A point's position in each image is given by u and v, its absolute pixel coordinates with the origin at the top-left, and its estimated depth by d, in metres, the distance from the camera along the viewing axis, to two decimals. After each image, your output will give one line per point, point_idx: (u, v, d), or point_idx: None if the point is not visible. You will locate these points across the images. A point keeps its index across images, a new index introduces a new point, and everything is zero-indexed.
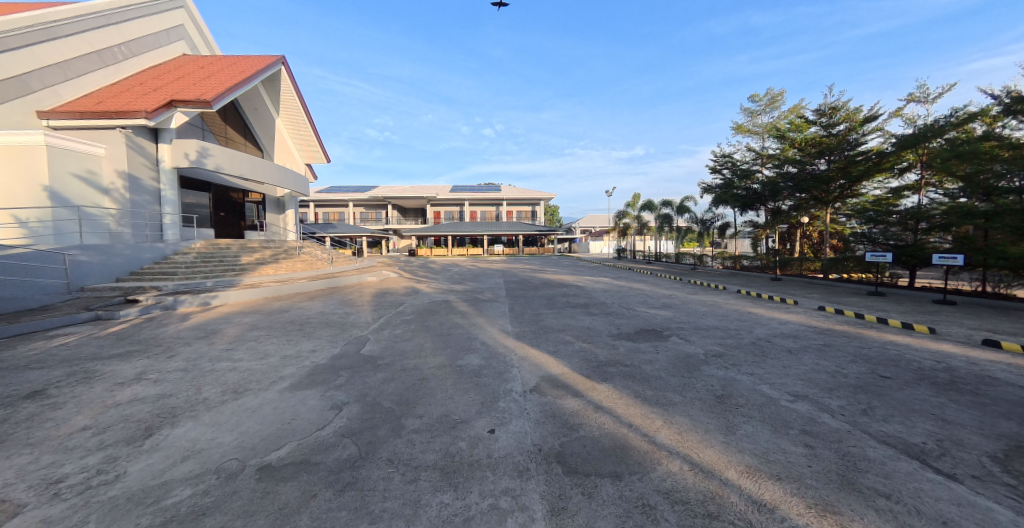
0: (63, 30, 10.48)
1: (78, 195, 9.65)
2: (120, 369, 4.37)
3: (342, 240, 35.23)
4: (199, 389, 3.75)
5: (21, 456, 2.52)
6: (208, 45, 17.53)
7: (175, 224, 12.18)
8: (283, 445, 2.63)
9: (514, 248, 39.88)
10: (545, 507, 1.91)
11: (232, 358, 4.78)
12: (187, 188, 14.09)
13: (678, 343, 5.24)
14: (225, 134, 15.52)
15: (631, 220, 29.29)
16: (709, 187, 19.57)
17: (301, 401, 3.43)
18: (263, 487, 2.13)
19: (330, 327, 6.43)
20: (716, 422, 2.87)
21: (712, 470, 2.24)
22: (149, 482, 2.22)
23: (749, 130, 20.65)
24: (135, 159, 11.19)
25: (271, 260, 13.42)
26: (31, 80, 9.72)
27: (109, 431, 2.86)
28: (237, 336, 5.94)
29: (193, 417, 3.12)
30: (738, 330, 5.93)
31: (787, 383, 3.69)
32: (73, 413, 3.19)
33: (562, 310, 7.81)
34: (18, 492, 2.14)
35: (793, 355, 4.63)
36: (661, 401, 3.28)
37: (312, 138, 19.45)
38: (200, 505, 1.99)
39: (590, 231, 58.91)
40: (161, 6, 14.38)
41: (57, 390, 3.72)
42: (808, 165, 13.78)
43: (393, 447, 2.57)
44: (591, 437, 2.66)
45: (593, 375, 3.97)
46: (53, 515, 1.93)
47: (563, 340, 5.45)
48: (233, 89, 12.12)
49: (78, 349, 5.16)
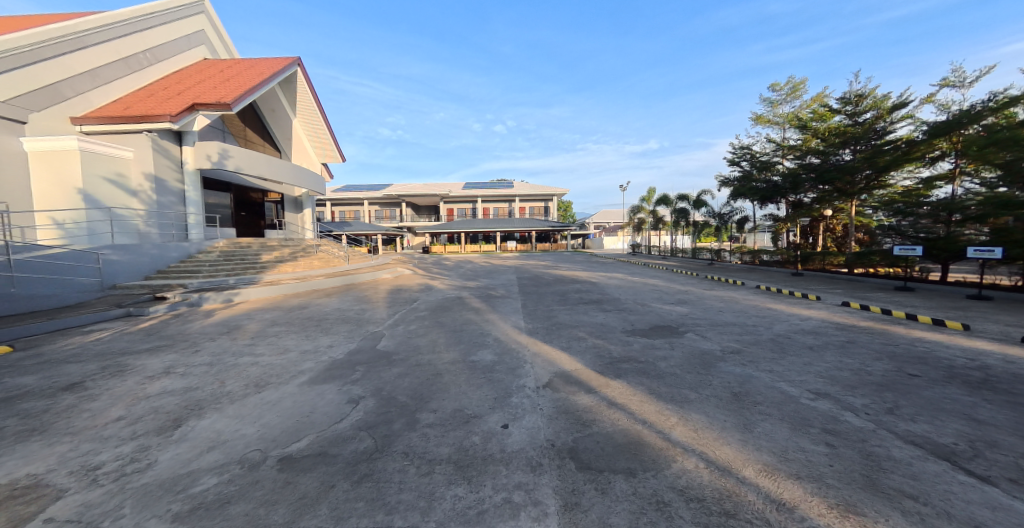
0: (91, 40, 10.99)
1: (108, 197, 10.13)
2: (149, 363, 4.59)
3: (359, 239, 35.99)
4: (223, 382, 3.91)
5: (61, 444, 2.68)
6: (229, 50, 18.05)
7: (198, 224, 12.63)
8: (303, 437, 2.71)
9: (528, 245, 39.93)
10: (558, 503, 1.91)
11: (254, 353, 4.96)
12: (210, 189, 14.62)
13: (693, 340, 5.15)
14: (244, 135, 16.03)
15: (647, 216, 28.93)
16: (727, 180, 19.06)
17: (320, 395, 3.53)
18: (284, 478, 2.20)
19: (347, 324, 6.58)
20: (733, 420, 2.82)
21: (729, 468, 2.20)
22: (179, 470, 2.33)
23: (768, 121, 19.91)
24: (160, 161, 11.55)
25: (290, 258, 13.79)
26: (65, 88, 10.26)
27: (141, 422, 3.02)
28: (257, 332, 6.14)
29: (218, 409, 3.25)
30: (756, 327, 5.78)
31: (807, 380, 3.59)
32: (108, 404, 3.37)
33: (575, 306, 7.74)
34: (61, 477, 2.28)
35: (814, 352, 4.48)
36: (676, 398, 3.24)
37: (326, 137, 19.88)
38: (226, 493, 2.08)
39: (604, 227, 58.11)
40: (182, 12, 14.79)
41: (92, 383, 3.94)
42: (833, 156, 13.37)
43: (407, 440, 2.61)
44: (604, 434, 2.65)
45: (606, 371, 3.96)
46: (92, 500, 2.05)
47: (575, 336, 5.42)
48: (251, 91, 12.45)
49: (111, 344, 5.44)
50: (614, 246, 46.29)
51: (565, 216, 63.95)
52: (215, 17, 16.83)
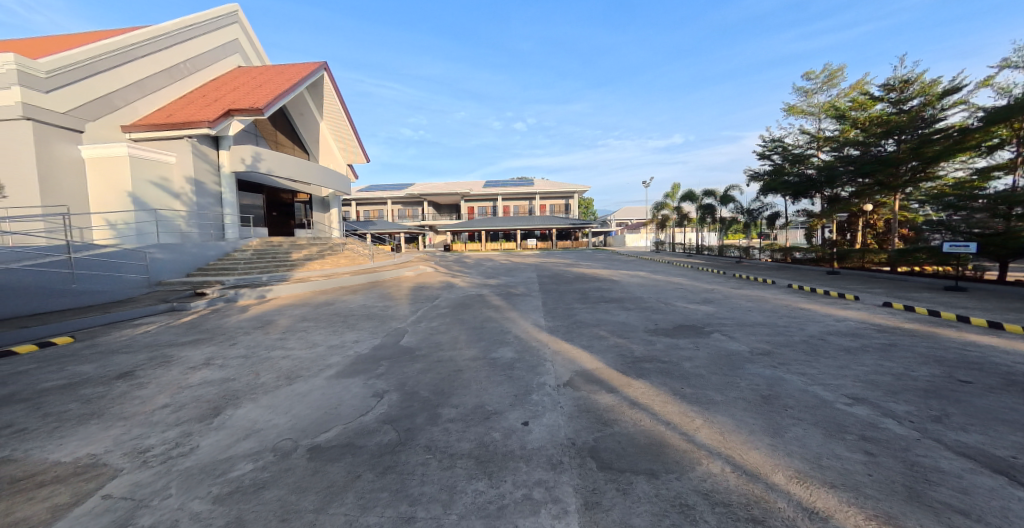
0: (138, 52, 11.80)
1: (154, 199, 10.88)
2: (191, 355, 4.90)
3: (383, 237, 36.95)
4: (258, 374, 4.12)
5: (115, 427, 2.92)
6: (261, 57, 18.89)
7: (234, 224, 13.30)
8: (331, 428, 2.82)
9: (548, 243, 39.83)
10: (578, 501, 1.91)
11: (285, 347, 5.20)
12: (244, 190, 15.39)
13: (719, 340, 4.97)
14: (275, 139, 16.75)
15: (671, 212, 28.17)
16: (756, 174, 18.29)
17: (346, 388, 3.66)
18: (314, 466, 2.31)
19: (372, 320, 6.78)
20: (761, 423, 2.71)
21: (757, 473, 2.12)
22: (218, 456, 2.48)
23: (802, 111, 18.89)
24: (200, 165, 12.23)
25: (318, 256, 14.32)
26: (115, 99, 11.12)
27: (185, 409, 3.23)
28: (288, 327, 6.42)
29: (253, 399, 3.44)
30: (787, 328, 5.52)
31: (843, 384, 3.40)
32: (156, 392, 3.64)
33: (596, 305, 7.66)
34: (116, 457, 2.48)
35: (852, 355, 4.24)
36: (701, 400, 3.15)
37: (351, 139, 20.47)
38: (260, 479, 2.20)
39: (626, 224, 57.02)
40: (219, 22, 15.60)
41: (142, 372, 4.25)
42: (874, 147, 12.54)
43: (430, 434, 2.67)
44: (626, 434, 2.61)
45: (628, 371, 3.89)
46: (143, 479, 2.23)
47: (596, 335, 5.36)
48: (281, 96, 12.98)
49: (157, 336, 5.84)
50: (636, 244, 45.40)
51: (586, 213, 63.22)
52: (248, 26, 17.62)
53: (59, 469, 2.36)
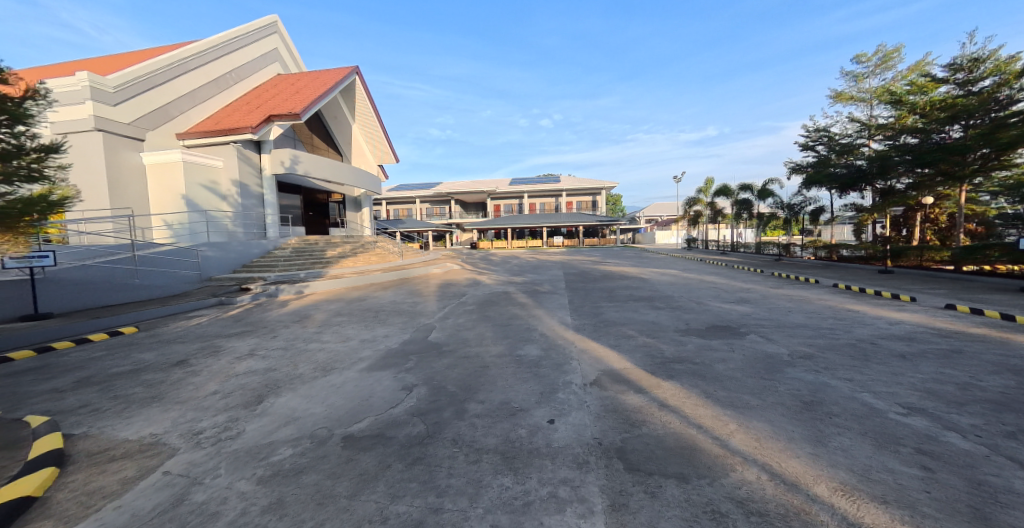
0: (190, 65, 12.76)
1: (204, 201, 11.75)
2: (237, 345, 5.27)
3: (412, 235, 37.97)
4: (296, 365, 4.37)
5: (173, 410, 3.19)
6: (298, 64, 19.87)
7: (275, 224, 14.08)
8: (363, 419, 2.95)
9: (574, 240, 39.44)
10: (604, 502, 1.88)
11: (321, 340, 5.48)
12: (284, 192, 16.29)
13: (756, 342, 4.73)
14: (312, 142, 17.58)
15: (703, 208, 27.04)
16: (798, 167, 17.19)
17: (377, 381, 3.80)
18: (348, 454, 2.42)
19: (401, 315, 7.00)
20: (802, 431, 2.56)
21: (797, 483, 2.01)
22: (262, 440, 2.65)
23: (852, 98, 17.50)
24: (245, 168, 13.07)
25: (351, 254, 14.93)
26: (171, 109, 12.11)
27: (232, 396, 3.48)
28: (324, 321, 6.75)
29: (292, 389, 3.64)
30: (832, 330, 5.17)
31: (897, 393, 3.14)
32: (207, 379, 3.94)
33: (624, 303, 7.51)
34: (173, 438, 2.71)
35: (908, 361, 3.90)
36: (735, 404, 3.01)
37: (382, 140, 21.12)
38: (299, 464, 2.33)
39: (656, 221, 55.32)
40: (260, 33, 16.57)
41: (195, 360, 4.62)
42: (936, 133, 11.40)
43: (456, 428, 2.73)
44: (654, 436, 2.55)
45: (657, 372, 3.79)
46: (197, 459, 2.42)
47: (624, 334, 5.25)
48: (316, 100, 13.59)
49: (209, 328, 6.33)
50: (666, 241, 43.98)
51: (613, 210, 61.93)
52: (286, 35, 18.56)
53: (126, 446, 2.61)
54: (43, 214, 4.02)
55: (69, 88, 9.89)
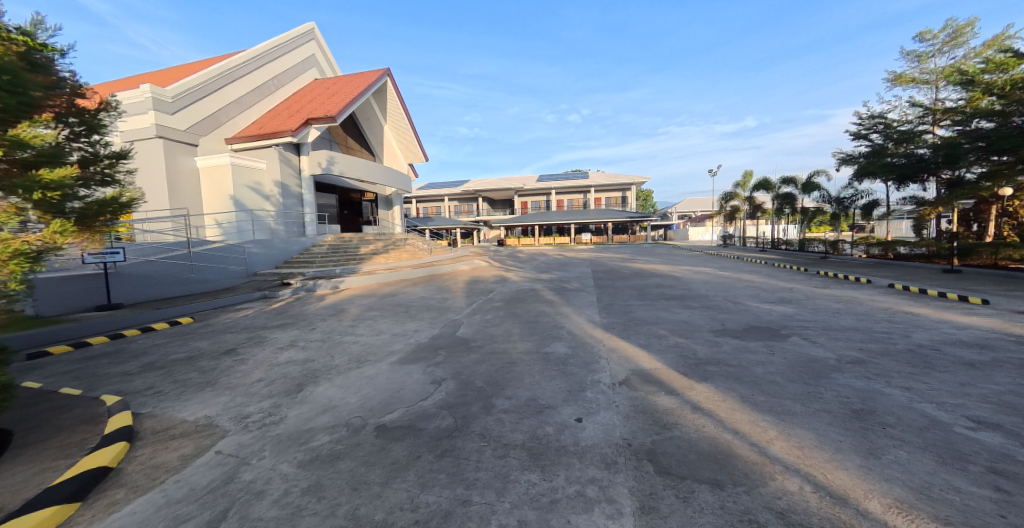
0: (237, 74, 13.66)
1: (250, 201, 12.54)
2: (280, 337, 5.61)
3: (441, 232, 38.80)
4: (332, 357, 4.59)
5: (224, 395, 3.46)
6: (334, 69, 20.73)
7: (313, 222, 14.80)
8: (395, 410, 3.05)
9: (603, 237, 38.70)
10: (633, 504, 1.84)
11: (355, 333, 5.73)
12: (321, 192, 17.11)
13: (799, 345, 4.44)
14: (346, 143, 18.32)
15: (741, 203, 25.68)
16: (849, 158, 15.90)
17: (408, 374, 3.92)
18: (380, 443, 2.52)
19: (431, 311, 7.17)
20: (851, 441, 2.38)
21: (846, 497, 1.87)
22: (302, 426, 2.81)
23: (914, 80, 15.91)
24: (286, 170, 13.81)
25: (383, 251, 15.45)
26: (220, 116, 13.05)
27: (275, 384, 3.72)
28: (358, 315, 7.06)
29: (329, 379, 3.84)
30: (887, 334, 4.76)
31: (965, 405, 2.84)
32: (254, 367, 4.23)
33: (655, 302, 7.29)
34: (224, 420, 2.94)
35: (978, 370, 3.52)
36: (775, 410, 2.85)
37: (412, 140, 21.60)
38: (335, 450, 2.45)
39: (690, 217, 53.15)
40: (300, 40, 17.42)
41: (243, 349, 4.98)
42: (1015, 116, 9.83)
43: (484, 423, 2.76)
44: (687, 440, 2.46)
45: (690, 373, 3.66)
46: (244, 441, 2.61)
47: (655, 334, 5.10)
48: (349, 103, 14.11)
49: (254, 320, 6.79)
50: (700, 237, 42.16)
51: (644, 206, 60.15)
52: (323, 42, 19.41)
53: (184, 426, 2.86)
54: (115, 214, 4.42)
55: (134, 99, 10.89)
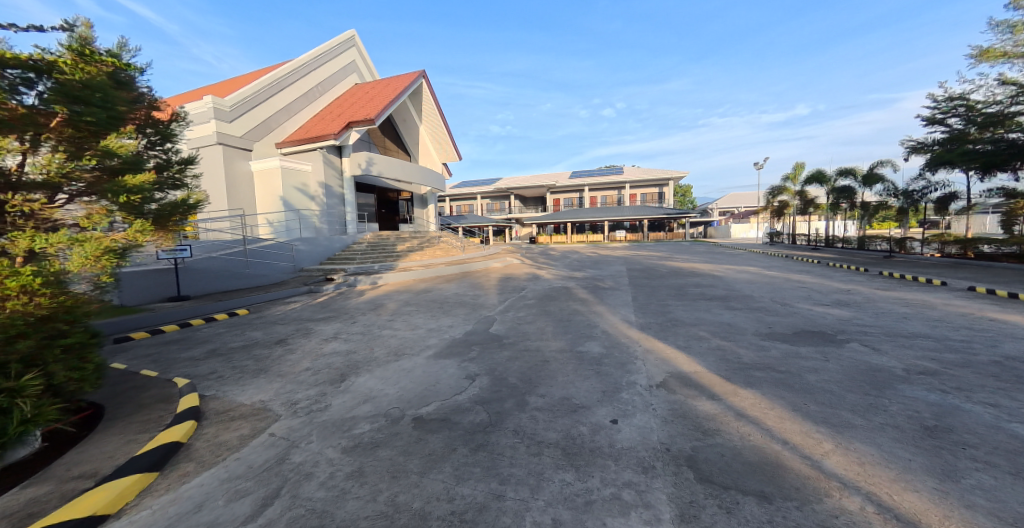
0: (286, 82, 14.67)
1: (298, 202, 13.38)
2: (324, 329, 5.97)
3: (473, 230, 39.45)
4: (372, 349, 4.81)
5: (277, 382, 3.73)
6: (373, 73, 21.58)
7: (353, 221, 15.50)
8: (431, 403, 3.14)
9: (638, 234, 37.54)
10: (673, 511, 1.77)
11: (393, 327, 5.97)
12: (360, 192, 17.93)
13: (859, 352, 4.07)
14: (383, 144, 19.03)
15: (790, 197, 23.88)
16: (920, 145, 14.27)
17: (443, 368, 4.02)
18: (417, 434, 2.61)
19: (464, 307, 7.31)
20: (923, 461, 2.15)
21: (916, 522, 1.69)
22: (345, 414, 2.97)
23: (1004, 54, 13.92)
24: (329, 171, 14.59)
25: (417, 248, 15.92)
26: (271, 122, 14.05)
27: (321, 373, 3.96)
28: (395, 310, 7.34)
29: (369, 370, 4.02)
30: (969, 343, 4.23)
31: None
32: (302, 357, 4.54)
33: (695, 302, 6.97)
34: (277, 405, 3.17)
35: None
36: (832, 421, 2.63)
37: (445, 139, 22.00)
38: (375, 439, 2.56)
39: (733, 213, 50.15)
40: (341, 48, 18.33)
41: (292, 340, 5.35)
42: None
43: (518, 420, 2.78)
44: (731, 448, 2.33)
45: (733, 378, 3.47)
46: (294, 425, 2.80)
47: (694, 335, 4.88)
48: (387, 105, 14.66)
49: (302, 312, 7.27)
50: (744, 235, 39.68)
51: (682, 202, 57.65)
52: (363, 48, 20.31)
53: (243, 409, 3.12)
54: (184, 215, 4.90)
55: (199, 110, 11.99)
